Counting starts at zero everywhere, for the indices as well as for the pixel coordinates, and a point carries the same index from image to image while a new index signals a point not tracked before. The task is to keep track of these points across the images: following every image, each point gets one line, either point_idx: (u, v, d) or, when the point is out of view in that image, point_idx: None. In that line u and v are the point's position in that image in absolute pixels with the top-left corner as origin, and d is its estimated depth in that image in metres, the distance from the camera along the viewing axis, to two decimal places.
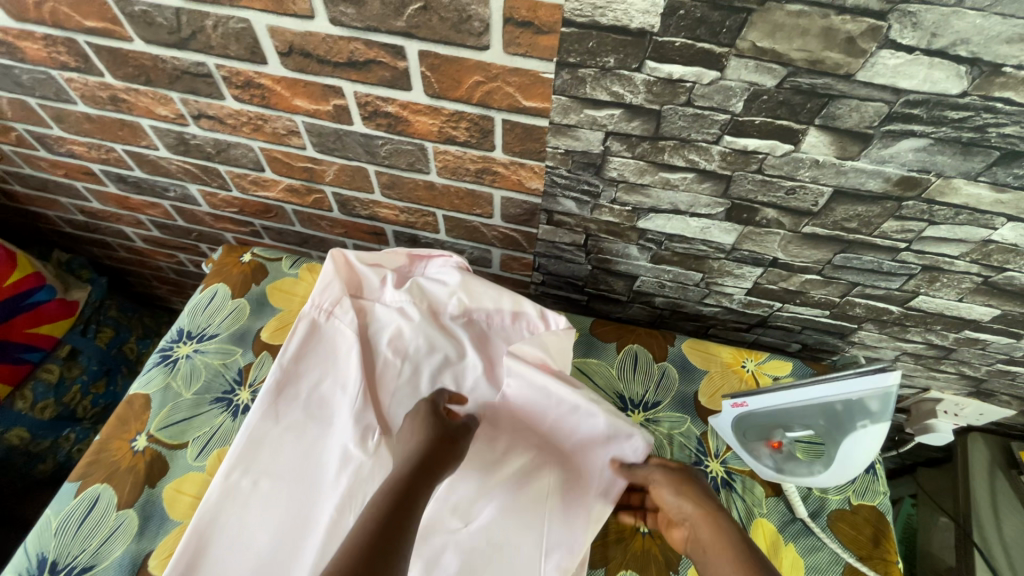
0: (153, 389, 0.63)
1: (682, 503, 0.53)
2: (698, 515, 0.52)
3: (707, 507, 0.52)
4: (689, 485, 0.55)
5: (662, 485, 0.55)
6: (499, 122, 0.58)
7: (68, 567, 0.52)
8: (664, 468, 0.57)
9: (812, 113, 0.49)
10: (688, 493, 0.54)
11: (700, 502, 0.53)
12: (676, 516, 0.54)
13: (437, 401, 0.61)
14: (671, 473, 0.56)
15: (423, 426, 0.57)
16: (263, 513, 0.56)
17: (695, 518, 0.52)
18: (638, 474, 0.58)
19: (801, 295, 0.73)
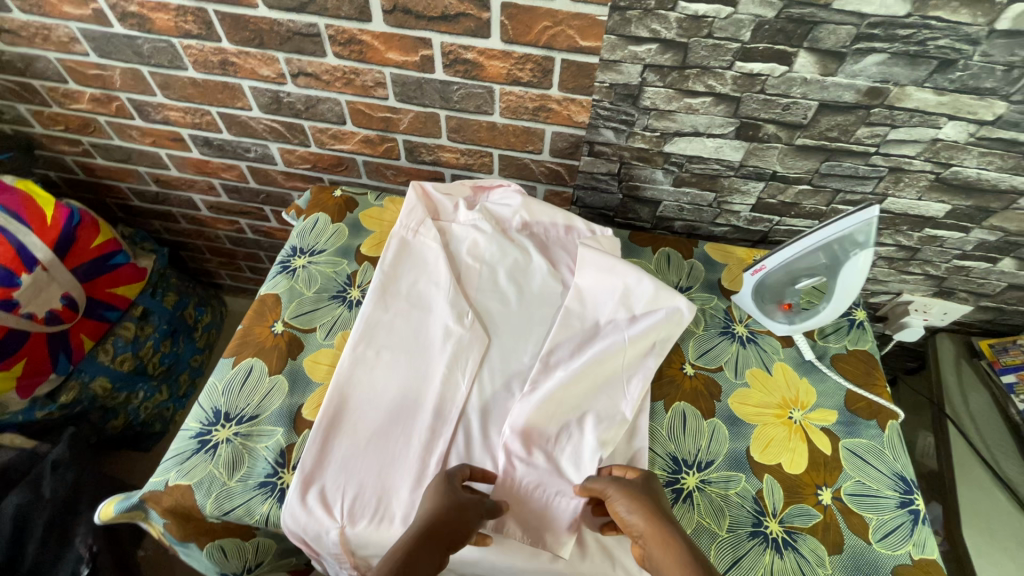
0: (281, 289, 0.76)
1: (642, 520, 0.55)
2: (658, 536, 0.53)
3: (664, 524, 0.54)
4: (648, 502, 0.56)
5: (625, 502, 0.56)
6: (558, 61, 0.74)
7: (238, 415, 0.65)
8: (629, 484, 0.58)
9: (802, 38, 0.66)
10: (646, 509, 0.55)
11: (659, 521, 0.54)
12: (636, 532, 0.55)
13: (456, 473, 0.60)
14: (636, 488, 0.58)
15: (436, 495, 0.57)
16: (387, 374, 0.69)
17: (655, 538, 0.53)
18: (603, 490, 0.58)
19: (795, 207, 0.90)
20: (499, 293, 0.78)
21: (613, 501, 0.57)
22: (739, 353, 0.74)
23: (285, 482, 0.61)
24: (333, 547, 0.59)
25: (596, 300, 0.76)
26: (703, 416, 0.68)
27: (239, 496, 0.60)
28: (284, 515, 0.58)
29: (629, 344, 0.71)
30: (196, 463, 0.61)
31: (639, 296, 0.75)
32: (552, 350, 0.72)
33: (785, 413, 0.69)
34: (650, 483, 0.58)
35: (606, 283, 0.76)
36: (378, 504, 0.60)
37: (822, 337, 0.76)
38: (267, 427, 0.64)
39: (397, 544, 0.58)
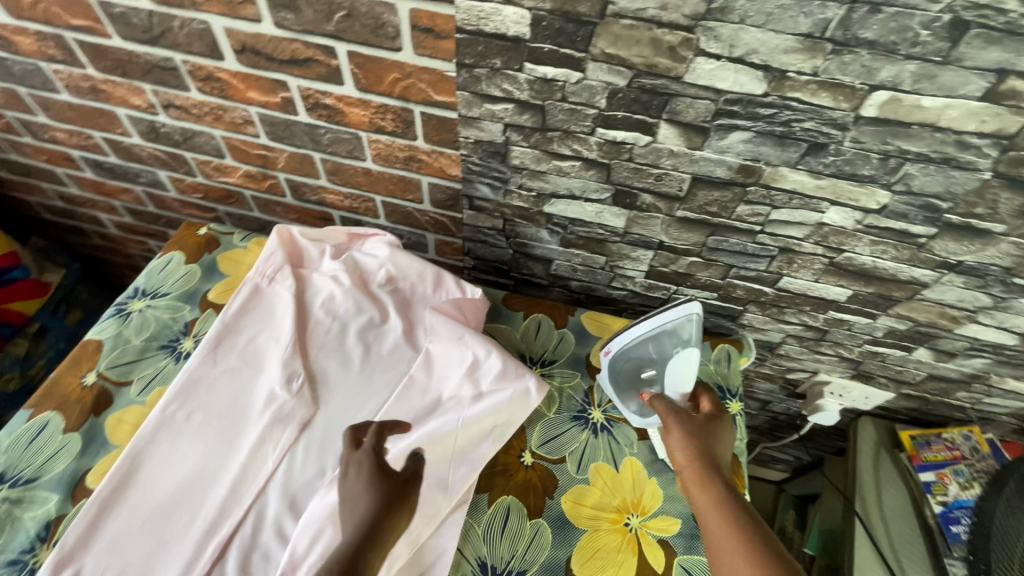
0: (106, 335, 0.71)
1: (694, 466, 0.58)
2: (705, 484, 0.56)
3: (711, 471, 0.57)
4: (707, 450, 0.59)
5: (687, 448, 0.59)
6: (418, 114, 0.70)
7: (14, 478, 0.59)
8: (688, 421, 0.62)
9: (660, 108, 0.60)
10: (701, 454, 0.59)
11: (717, 466, 0.58)
12: (687, 475, 0.58)
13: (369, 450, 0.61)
14: (692, 429, 0.61)
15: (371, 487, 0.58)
16: (193, 439, 0.63)
17: (698, 487, 0.56)
18: (671, 432, 0.62)
19: (690, 277, 0.84)
20: (344, 353, 0.72)
21: (676, 443, 0.60)
22: (587, 442, 0.67)
23: (38, 562, 0.55)
24: None
25: (443, 372, 0.70)
26: (528, 516, 0.61)
27: None
28: None
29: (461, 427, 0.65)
30: None
31: (488, 371, 0.69)
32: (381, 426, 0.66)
33: (622, 518, 0.62)
34: (720, 419, 0.63)
35: (455, 354, 0.71)
36: None
37: None
38: (41, 494, 0.59)
39: None
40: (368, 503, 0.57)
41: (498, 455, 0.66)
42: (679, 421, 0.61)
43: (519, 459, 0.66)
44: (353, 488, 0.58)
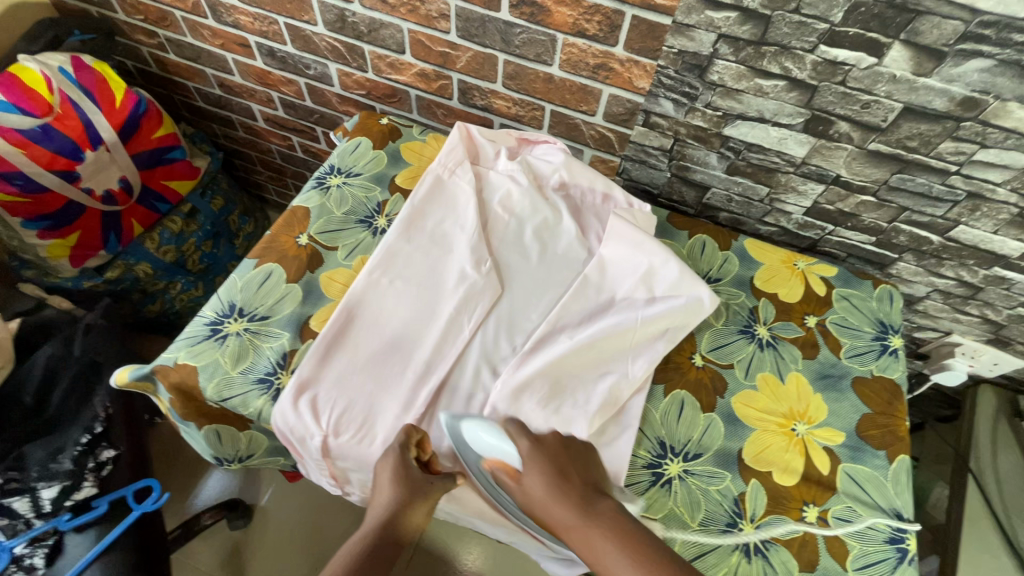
0: (312, 205, 0.77)
1: (571, 517, 0.52)
2: (584, 530, 0.51)
3: (589, 506, 0.52)
4: (572, 484, 0.54)
5: (558, 500, 0.53)
6: (629, 18, 0.70)
7: (251, 313, 0.67)
8: (549, 466, 0.55)
9: (900, 28, 0.60)
10: (568, 495, 0.53)
11: (589, 492, 0.54)
12: (565, 531, 0.52)
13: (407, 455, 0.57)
14: (548, 463, 0.55)
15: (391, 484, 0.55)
16: (396, 303, 0.70)
17: (581, 540, 0.51)
18: (536, 498, 0.54)
19: (853, 218, 0.84)
20: (522, 248, 0.77)
21: (545, 505, 0.53)
22: (754, 354, 0.71)
23: (282, 383, 0.63)
24: (314, 453, 0.61)
25: (616, 274, 0.73)
26: (700, 409, 0.67)
27: (238, 386, 0.63)
28: (276, 413, 0.61)
29: (641, 324, 0.69)
30: (204, 349, 0.64)
31: (662, 278, 0.72)
32: (561, 314, 0.70)
33: (788, 423, 0.66)
34: (566, 442, 0.58)
35: (631, 259, 0.73)
36: (363, 421, 0.62)
37: (848, 357, 0.72)
38: (275, 329, 0.67)
39: (373, 462, 0.60)
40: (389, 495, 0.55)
41: (669, 354, 0.71)
42: (546, 463, 0.55)
43: (690, 359, 0.71)
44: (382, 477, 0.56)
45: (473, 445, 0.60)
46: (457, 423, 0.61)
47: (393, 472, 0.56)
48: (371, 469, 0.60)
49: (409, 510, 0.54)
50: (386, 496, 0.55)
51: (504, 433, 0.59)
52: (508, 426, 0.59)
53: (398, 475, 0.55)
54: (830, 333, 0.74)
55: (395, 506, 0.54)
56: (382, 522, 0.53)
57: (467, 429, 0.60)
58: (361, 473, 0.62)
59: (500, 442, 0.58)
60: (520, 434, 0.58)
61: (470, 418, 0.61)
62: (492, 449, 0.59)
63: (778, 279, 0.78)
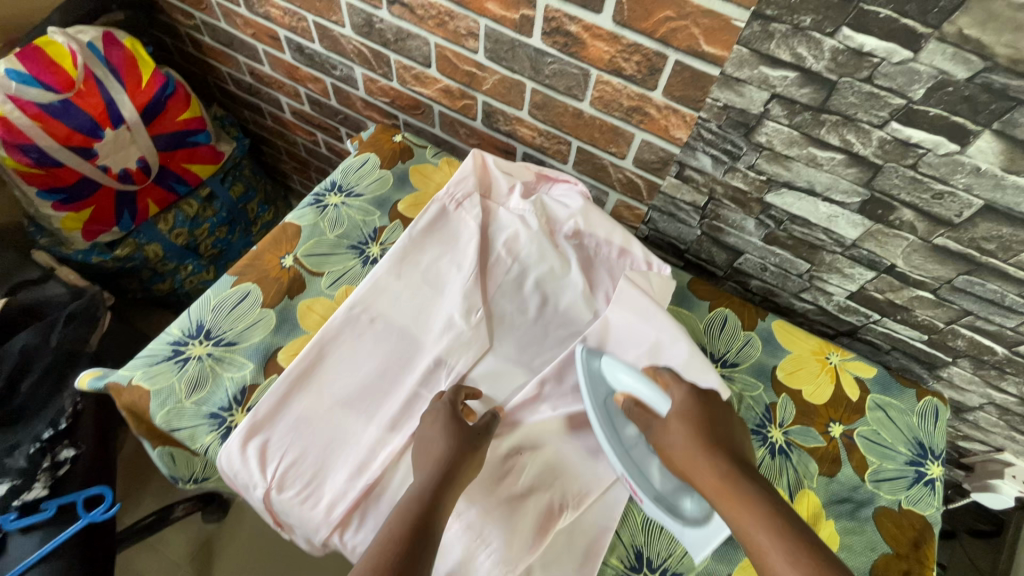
0: (305, 223, 0.73)
1: (718, 472, 0.50)
2: (727, 482, 0.49)
3: (739, 469, 0.50)
4: (724, 447, 0.52)
5: (703, 448, 0.52)
6: (672, 62, 0.62)
7: (217, 337, 0.63)
8: (687, 414, 0.55)
9: (993, 116, 0.49)
10: (716, 450, 0.52)
11: (738, 459, 0.51)
12: (703, 478, 0.51)
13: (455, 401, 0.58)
14: (700, 416, 0.55)
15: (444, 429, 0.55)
16: (373, 345, 0.64)
17: (722, 493, 0.49)
18: (677, 443, 0.54)
19: (904, 312, 0.73)
20: (520, 300, 0.70)
21: (685, 448, 0.53)
22: (762, 461, 0.62)
23: (234, 422, 0.59)
24: (257, 502, 0.56)
25: (616, 345, 0.66)
26: None
27: (188, 418, 0.58)
28: (221, 454, 0.56)
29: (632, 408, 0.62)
30: (162, 371, 0.60)
31: (668, 360, 0.64)
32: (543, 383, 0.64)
33: None
34: (726, 407, 0.57)
35: (637, 332, 0.65)
36: (312, 478, 0.56)
37: (874, 481, 0.62)
38: (239, 358, 0.62)
39: (314, 526, 0.55)
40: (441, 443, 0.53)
41: None
42: (691, 416, 0.54)
43: None
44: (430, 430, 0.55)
45: (608, 378, 0.63)
46: (594, 359, 0.64)
47: (445, 427, 0.55)
48: (312, 532, 0.55)
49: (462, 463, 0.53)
50: (439, 447, 0.53)
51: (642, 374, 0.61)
52: (661, 373, 0.60)
53: (451, 422, 0.55)
54: (856, 448, 0.64)
55: (455, 454, 0.52)
56: (438, 478, 0.51)
57: (606, 363, 0.63)
58: (303, 533, 0.56)
59: (640, 379, 0.60)
60: (674, 384, 0.58)
61: (610, 357, 0.63)
62: (627, 386, 0.61)
63: (805, 374, 0.68)
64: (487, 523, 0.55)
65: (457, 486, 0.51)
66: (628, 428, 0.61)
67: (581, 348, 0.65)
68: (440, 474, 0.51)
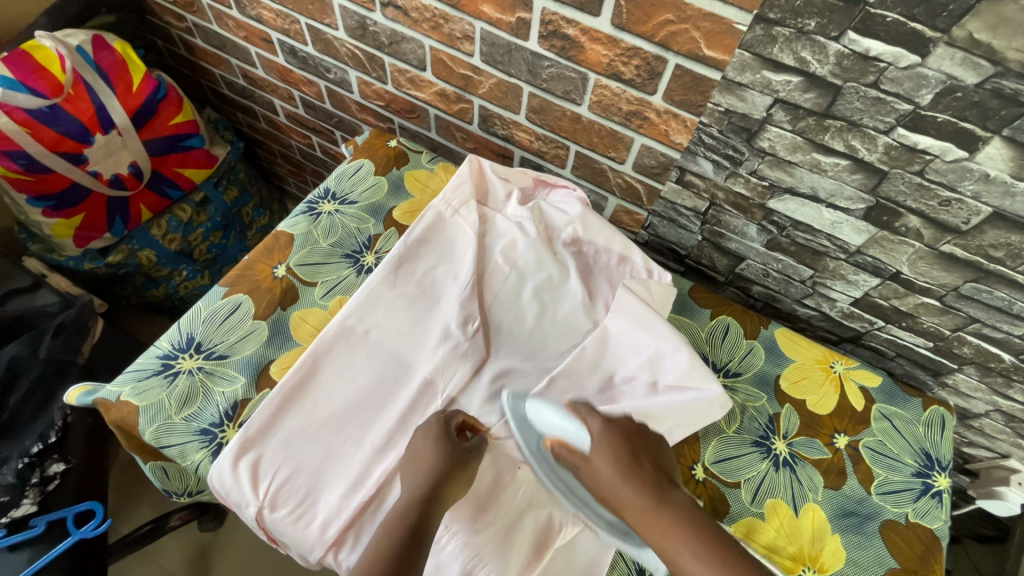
0: (297, 231, 0.71)
1: (649, 503, 0.47)
2: (657, 517, 0.46)
3: (660, 493, 0.47)
4: (643, 469, 0.49)
5: (626, 480, 0.48)
6: (672, 66, 0.60)
7: (208, 350, 0.62)
8: (609, 445, 0.51)
9: (1003, 122, 0.48)
10: (638, 478, 0.48)
11: (661, 480, 0.49)
12: (635, 517, 0.47)
13: (449, 422, 0.56)
14: (621, 442, 0.51)
15: (433, 446, 0.52)
16: (369, 356, 0.63)
17: (654, 530, 0.46)
18: (604, 479, 0.49)
19: (909, 318, 0.72)
20: (519, 308, 0.69)
21: (613, 484, 0.49)
22: (766, 474, 0.61)
23: (226, 438, 0.57)
24: (249, 521, 0.55)
25: (616, 354, 0.64)
26: None
27: (178, 435, 0.57)
28: (212, 472, 0.55)
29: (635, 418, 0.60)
30: (151, 386, 0.59)
31: (670, 368, 0.62)
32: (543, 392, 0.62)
33: (795, 568, 0.56)
34: (640, 425, 0.54)
35: (637, 339, 0.64)
36: (305, 495, 0.55)
37: (880, 493, 0.61)
38: (230, 372, 0.61)
39: (308, 546, 0.53)
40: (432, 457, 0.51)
41: None
42: (615, 446, 0.50)
43: (691, 471, 0.61)
44: (417, 445, 0.53)
45: (536, 424, 0.58)
46: (519, 405, 0.61)
47: (438, 442, 0.53)
48: (307, 551, 0.54)
49: (451, 479, 0.50)
50: (430, 460, 0.51)
51: (570, 412, 0.56)
52: (576, 408, 0.56)
53: (441, 441, 0.53)
54: (862, 460, 0.63)
55: (445, 468, 0.51)
56: (427, 492, 0.49)
57: (529, 407, 0.60)
58: (297, 553, 0.55)
59: (561, 420, 0.56)
60: (591, 416, 0.54)
61: (534, 399, 0.60)
62: (556, 429, 0.56)
63: (809, 384, 0.67)
64: (484, 545, 0.53)
65: (446, 499, 0.49)
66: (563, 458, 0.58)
67: (506, 396, 0.62)
68: (430, 488, 0.49)
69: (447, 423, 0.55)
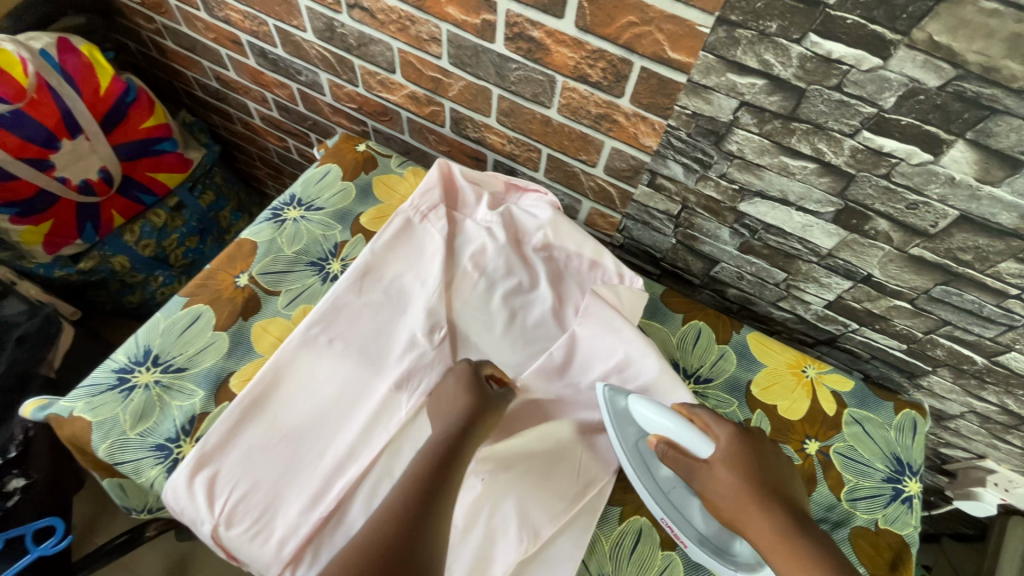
0: (261, 239, 0.70)
1: (776, 523, 0.49)
2: (790, 542, 0.48)
3: (796, 518, 0.49)
4: (774, 491, 0.51)
5: (756, 500, 0.50)
6: (637, 69, 0.59)
7: (166, 363, 0.60)
8: (734, 461, 0.52)
9: (966, 125, 0.47)
10: (768, 502, 0.50)
11: (793, 507, 0.50)
12: (760, 534, 0.49)
13: (480, 369, 0.57)
14: (750, 459, 0.53)
15: (466, 391, 0.54)
16: (334, 365, 0.62)
17: (780, 547, 0.48)
18: (730, 493, 0.51)
19: (882, 321, 0.71)
20: (487, 315, 0.68)
21: (741, 501, 0.50)
22: None
23: (182, 453, 0.56)
24: (206, 538, 0.54)
25: (583, 358, 0.64)
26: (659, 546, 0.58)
27: (133, 452, 0.55)
28: (167, 488, 0.54)
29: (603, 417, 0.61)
30: (106, 401, 0.57)
31: (638, 375, 0.62)
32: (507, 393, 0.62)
33: None
34: (769, 442, 0.56)
35: (605, 344, 0.63)
36: (263, 511, 0.54)
37: (850, 499, 0.60)
38: (189, 385, 0.59)
39: (265, 564, 0.52)
40: (462, 402, 0.53)
41: None
42: (740, 461, 0.52)
43: None
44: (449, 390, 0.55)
45: (638, 420, 0.57)
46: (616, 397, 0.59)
47: (463, 391, 0.54)
48: (264, 570, 0.52)
49: (473, 424, 0.52)
50: (458, 410, 0.52)
51: (682, 417, 0.55)
52: (691, 412, 0.56)
53: (472, 387, 0.54)
54: (832, 465, 0.62)
55: (472, 412, 0.52)
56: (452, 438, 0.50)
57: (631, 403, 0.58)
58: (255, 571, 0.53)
59: (673, 420, 0.54)
60: (716, 424, 0.55)
61: (638, 394, 0.57)
62: (663, 429, 0.55)
63: (780, 389, 0.67)
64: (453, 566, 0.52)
65: (462, 463, 0.50)
66: (662, 469, 0.58)
67: (604, 387, 0.59)
68: (458, 429, 0.51)
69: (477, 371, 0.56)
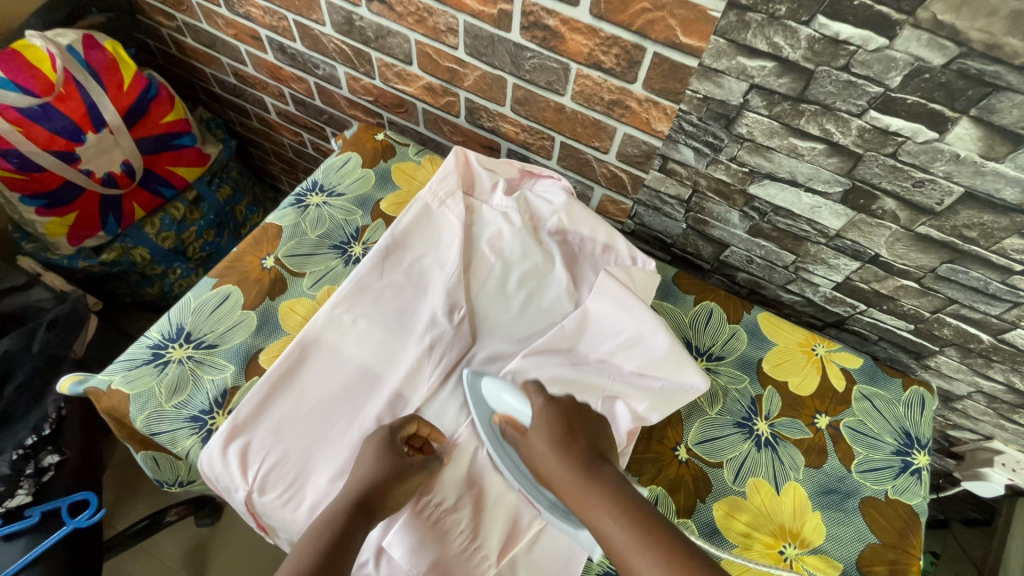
0: (285, 223, 0.72)
1: (574, 476, 0.49)
2: (581, 490, 0.49)
3: (587, 465, 0.50)
4: (578, 443, 0.52)
5: (556, 454, 0.51)
6: (650, 54, 0.61)
7: (198, 340, 0.63)
8: (546, 425, 0.53)
9: (970, 102, 0.49)
10: (569, 452, 0.51)
11: (592, 455, 0.51)
12: (558, 485, 0.50)
13: (399, 429, 0.55)
14: (558, 418, 0.53)
15: (377, 458, 0.52)
16: (356, 345, 0.64)
17: (575, 495, 0.49)
18: (537, 451, 0.52)
19: (890, 301, 0.73)
20: (504, 297, 0.70)
21: (544, 457, 0.52)
22: (748, 454, 0.62)
23: (215, 424, 0.58)
24: (240, 505, 0.56)
25: (596, 335, 0.66)
26: (675, 513, 0.58)
27: (168, 422, 0.58)
28: (202, 457, 0.56)
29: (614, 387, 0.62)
30: (142, 375, 0.60)
31: (648, 350, 0.64)
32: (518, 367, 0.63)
33: (777, 544, 0.57)
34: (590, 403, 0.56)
35: (616, 321, 0.65)
36: (294, 479, 0.56)
37: (860, 471, 0.62)
38: (220, 360, 0.62)
39: (297, 527, 0.55)
40: (369, 470, 0.51)
41: (648, 441, 0.63)
42: (551, 423, 0.53)
43: (673, 451, 0.63)
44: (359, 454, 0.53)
45: (489, 400, 0.60)
46: (478, 380, 0.62)
47: (380, 452, 0.53)
48: (297, 534, 0.55)
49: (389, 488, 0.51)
50: (364, 469, 0.52)
51: (522, 392, 0.57)
52: (528, 388, 0.57)
53: (386, 455, 0.53)
54: (842, 439, 0.64)
55: (381, 480, 0.51)
56: (355, 497, 0.50)
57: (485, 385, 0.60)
58: (287, 535, 0.56)
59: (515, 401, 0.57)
60: (535, 392, 0.56)
61: (492, 378, 0.61)
62: (507, 406, 0.58)
63: (791, 366, 0.68)
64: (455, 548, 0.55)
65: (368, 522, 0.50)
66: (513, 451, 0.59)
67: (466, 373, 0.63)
68: (362, 495, 0.50)
69: (395, 432, 0.55)
